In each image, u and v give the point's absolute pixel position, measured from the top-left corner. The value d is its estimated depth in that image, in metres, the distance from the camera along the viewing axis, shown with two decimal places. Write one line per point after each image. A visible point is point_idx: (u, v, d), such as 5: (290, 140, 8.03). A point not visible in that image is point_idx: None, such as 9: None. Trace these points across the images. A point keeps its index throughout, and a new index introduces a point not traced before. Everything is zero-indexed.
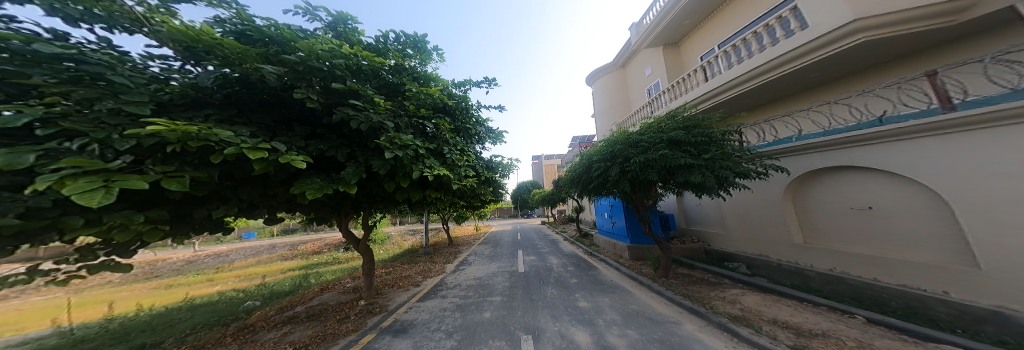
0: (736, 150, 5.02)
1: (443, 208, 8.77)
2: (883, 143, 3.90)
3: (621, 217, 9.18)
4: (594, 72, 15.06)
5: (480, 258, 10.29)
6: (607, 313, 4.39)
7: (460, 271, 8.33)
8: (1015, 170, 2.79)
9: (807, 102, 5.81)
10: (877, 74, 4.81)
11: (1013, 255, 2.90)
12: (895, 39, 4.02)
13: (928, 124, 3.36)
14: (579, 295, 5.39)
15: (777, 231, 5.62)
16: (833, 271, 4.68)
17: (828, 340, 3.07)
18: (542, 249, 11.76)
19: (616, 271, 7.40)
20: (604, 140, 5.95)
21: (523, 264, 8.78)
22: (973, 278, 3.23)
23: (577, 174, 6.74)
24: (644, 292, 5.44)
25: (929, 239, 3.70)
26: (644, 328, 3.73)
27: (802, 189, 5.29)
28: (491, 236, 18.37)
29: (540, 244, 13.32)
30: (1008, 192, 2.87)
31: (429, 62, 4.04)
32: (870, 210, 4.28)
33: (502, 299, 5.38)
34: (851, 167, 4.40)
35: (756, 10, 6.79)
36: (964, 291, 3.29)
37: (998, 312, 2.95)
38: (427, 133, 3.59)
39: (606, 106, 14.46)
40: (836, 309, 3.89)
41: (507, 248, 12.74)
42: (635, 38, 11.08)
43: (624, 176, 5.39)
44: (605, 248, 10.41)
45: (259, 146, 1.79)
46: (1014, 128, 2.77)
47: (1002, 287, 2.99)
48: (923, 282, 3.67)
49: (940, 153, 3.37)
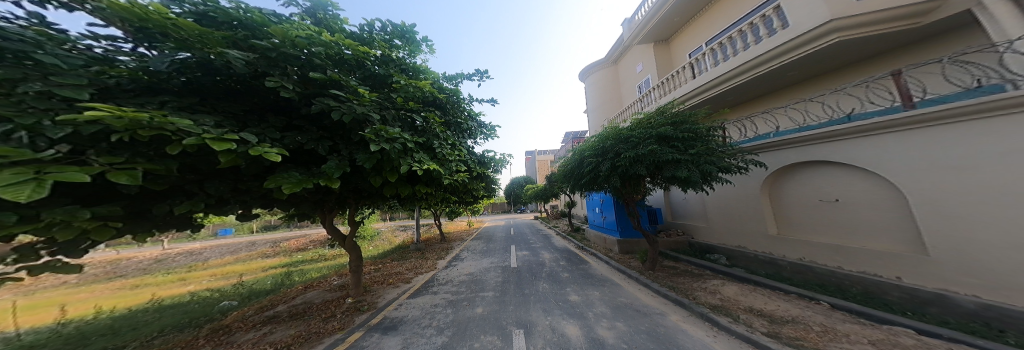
0: (720, 146, 5.19)
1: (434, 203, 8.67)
2: (849, 138, 4.16)
3: (611, 211, 9.41)
4: (587, 67, 15.10)
5: (472, 254, 10.30)
6: (596, 306, 4.51)
7: (452, 267, 8.30)
8: (964, 163, 3.07)
9: (787, 100, 6.08)
10: (849, 74, 5.08)
11: (965, 242, 3.15)
12: (867, 38, 4.22)
13: (888, 121, 3.61)
14: (569, 289, 5.48)
15: (754, 224, 5.90)
16: (803, 260, 4.98)
17: (796, 326, 3.28)
18: (534, 244, 11.90)
19: (605, 264, 7.60)
20: (596, 136, 6.05)
21: (514, 259, 8.86)
22: (923, 265, 3.52)
23: (568, 170, 6.82)
24: (632, 285, 5.60)
25: (886, 229, 3.99)
26: (631, 320, 3.86)
27: (777, 182, 5.56)
28: (484, 232, 18.40)
29: (533, 239, 13.45)
30: (957, 184, 3.15)
31: (420, 54, 3.95)
32: (837, 202, 4.57)
33: (493, 294, 5.41)
34: (821, 162, 4.66)
35: (741, 9, 7.01)
36: (915, 276, 3.58)
37: (941, 295, 3.26)
38: (416, 127, 3.53)
39: (599, 103, 14.60)
40: (804, 296, 4.16)
41: (499, 243, 12.79)
42: (627, 34, 11.19)
43: (615, 171, 5.47)
44: (595, 242, 10.67)
45: (226, 136, 1.66)
46: (962, 125, 3.06)
47: (949, 271, 3.28)
48: (880, 269, 3.96)
49: (897, 149, 3.64)
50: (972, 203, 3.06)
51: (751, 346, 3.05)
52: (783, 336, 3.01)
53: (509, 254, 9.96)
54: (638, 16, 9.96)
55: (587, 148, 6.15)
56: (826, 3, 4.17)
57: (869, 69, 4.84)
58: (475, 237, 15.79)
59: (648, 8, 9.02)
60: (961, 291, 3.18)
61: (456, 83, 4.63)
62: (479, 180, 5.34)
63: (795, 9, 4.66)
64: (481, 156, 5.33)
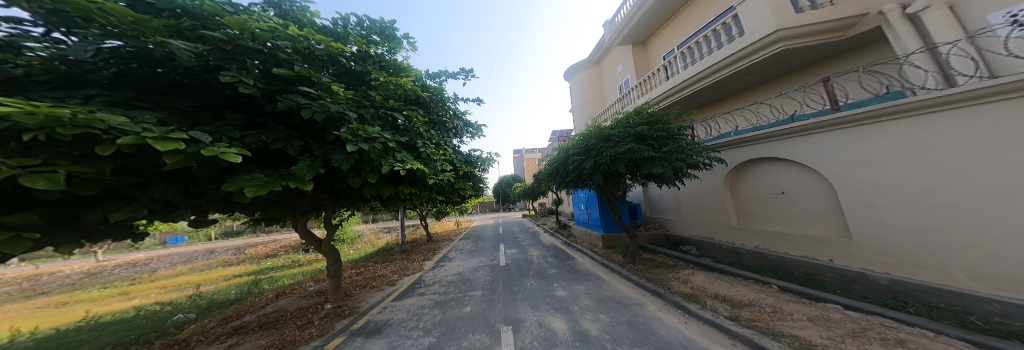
0: (689, 144, 5.54)
1: (420, 204, 8.46)
2: (794, 137, 4.57)
3: (596, 208, 9.68)
4: (571, 67, 15.42)
5: (461, 253, 10.16)
6: (581, 300, 4.65)
7: (440, 267, 8.14)
8: (887, 159, 3.43)
9: (742, 102, 6.61)
10: (792, 79, 5.61)
11: (883, 228, 3.59)
12: (810, 47, 4.71)
13: (828, 121, 3.94)
14: (557, 285, 5.60)
15: (718, 216, 6.38)
16: (758, 248, 5.48)
17: (753, 308, 3.62)
18: (523, 242, 11.95)
19: (591, 259, 7.84)
20: (579, 135, 6.20)
21: (503, 258, 8.87)
22: (849, 248, 4.00)
23: (555, 168, 6.93)
24: (615, 279, 5.83)
25: (821, 217, 4.47)
26: (614, 312, 4.03)
27: (736, 177, 6.03)
28: (472, 231, 18.23)
29: (522, 237, 13.52)
30: (881, 177, 3.53)
31: (400, 50, 3.82)
32: (784, 195, 5.03)
33: (483, 293, 5.39)
34: (772, 158, 5.09)
35: (706, 15, 7.52)
36: (844, 257, 4.06)
37: (864, 273, 3.76)
38: (399, 125, 3.42)
39: (583, 102, 14.94)
40: (759, 281, 4.56)
41: (488, 242, 12.68)
42: (609, 35, 11.53)
43: (597, 169, 5.67)
44: (582, 238, 10.94)
45: (171, 135, 1.50)
46: (889, 124, 3.38)
47: (869, 253, 3.77)
48: (817, 253, 4.43)
49: (834, 146, 4.02)
50: (889, 194, 3.47)
51: (716, 329, 3.32)
52: (742, 319, 3.30)
53: (498, 252, 9.94)
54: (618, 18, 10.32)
55: (571, 147, 6.27)
56: (772, 15, 4.58)
57: (808, 74, 5.36)
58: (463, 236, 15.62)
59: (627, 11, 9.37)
60: (878, 270, 3.67)
61: (440, 81, 4.53)
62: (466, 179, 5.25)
63: (748, 19, 5.04)
64: (466, 154, 5.27)
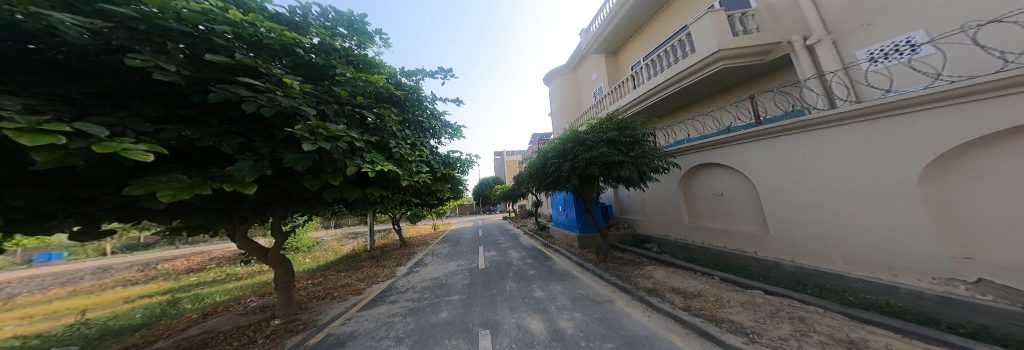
0: (652, 150, 5.99)
1: (393, 206, 8.00)
2: (734, 144, 5.22)
3: (572, 210, 9.98)
4: (551, 72, 15.86)
5: (438, 258, 9.78)
6: (558, 300, 4.74)
7: (415, 273, 7.75)
8: (808, 164, 4.05)
9: (693, 112, 7.37)
10: (733, 93, 6.44)
11: (796, 224, 4.30)
12: (739, 67, 5.55)
13: (764, 130, 4.53)
14: (535, 286, 5.65)
15: (674, 215, 7.00)
16: (703, 243, 6.13)
17: (701, 298, 4.02)
18: (503, 244, 11.89)
19: (568, 259, 8.07)
20: (558, 138, 6.36)
21: (482, 260, 8.73)
22: (769, 242, 4.73)
23: (535, 170, 7.06)
24: (589, 277, 6.06)
25: (749, 215, 5.20)
26: (587, 309, 4.18)
27: (686, 179, 6.68)
28: (449, 234, 17.69)
29: (502, 239, 13.45)
30: (802, 180, 4.18)
31: (372, 45, 3.62)
32: (722, 196, 5.73)
33: (460, 297, 5.24)
34: (714, 163, 5.76)
35: (667, 31, 8.28)
36: (767, 250, 4.77)
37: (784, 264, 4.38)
38: (368, 124, 3.21)
39: (561, 107, 15.41)
40: (704, 273, 5.11)
41: (467, 245, 12.43)
42: (585, 43, 12.12)
43: (574, 172, 5.90)
44: (560, 239, 11.22)
45: (48, 127, 1.22)
46: (812, 135, 3.97)
47: (785, 246, 4.49)
48: (747, 246, 5.15)
49: (768, 152, 4.64)
50: (805, 195, 4.15)
51: (673, 320, 3.62)
52: (693, 309, 3.64)
53: (477, 255, 9.79)
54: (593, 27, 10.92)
55: (548, 150, 6.51)
56: (716, 37, 5.26)
57: (745, 89, 6.21)
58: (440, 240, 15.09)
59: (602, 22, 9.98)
60: (795, 260, 4.34)
61: (416, 79, 4.36)
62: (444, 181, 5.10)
63: (696, 39, 5.70)
64: (445, 155, 5.12)
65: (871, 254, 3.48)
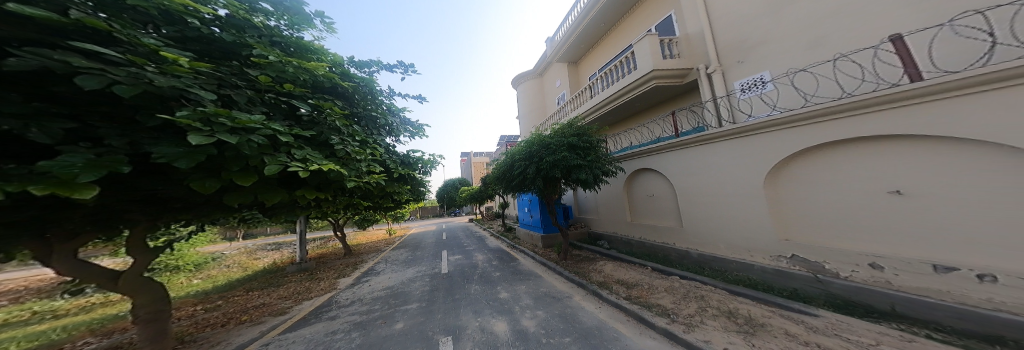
0: (605, 155, 6.48)
1: (336, 211, 7.03)
2: (663, 152, 6.02)
3: (537, 210, 10.19)
4: (517, 76, 16.10)
5: (391, 265, 8.92)
6: (522, 299, 4.68)
7: (362, 283, 6.91)
8: (715, 171, 4.92)
9: (639, 120, 8.41)
10: (667, 106, 7.49)
11: (703, 220, 5.25)
12: (665, 86, 6.64)
13: (688, 139, 5.27)
14: (500, 287, 5.49)
15: (620, 215, 7.74)
16: (641, 238, 6.92)
17: (641, 288, 4.46)
18: (467, 247, 11.46)
19: (532, 259, 8.14)
20: (525, 141, 6.39)
21: (445, 265, 8.22)
22: (684, 236, 5.68)
23: (500, 173, 7.07)
24: (552, 275, 6.18)
25: (670, 213, 6.15)
26: (549, 307, 4.21)
27: (627, 182, 7.42)
28: (406, 239, 16.38)
29: (465, 242, 12.97)
30: (710, 184, 5.05)
31: (314, 26, 3.20)
32: (653, 197, 6.61)
33: (419, 305, 4.79)
34: (647, 168, 6.57)
35: (618, 46, 9.22)
36: (685, 242, 5.66)
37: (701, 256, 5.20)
38: (301, 118, 2.75)
39: (527, 110, 15.74)
40: (641, 265, 5.83)
41: (428, 249, 11.71)
42: (550, 51, 12.71)
43: (539, 174, 6.06)
44: (524, 239, 11.31)
45: None
46: (721, 145, 4.78)
47: (694, 240, 5.46)
48: (668, 240, 6.07)
49: (689, 160, 5.43)
50: (708, 196, 5.11)
51: (620, 310, 3.91)
52: (637, 300, 4.00)
53: (439, 259, 9.28)
54: (559, 36, 11.57)
55: (513, 152, 6.61)
56: (652, 59, 6.26)
57: (675, 104, 7.28)
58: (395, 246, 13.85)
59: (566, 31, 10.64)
60: (703, 251, 5.26)
61: (370, 70, 3.91)
62: (400, 182, 4.69)
63: (637, 58, 6.66)
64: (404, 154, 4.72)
65: (743, 241, 4.57)
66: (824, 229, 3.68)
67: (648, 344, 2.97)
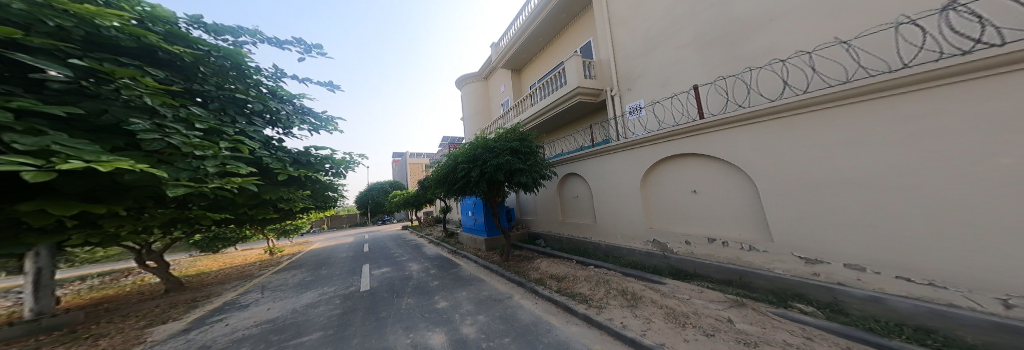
0: (544, 160, 6.91)
1: (209, 221, 5.28)
2: (585, 159, 6.80)
3: (481, 213, 9.99)
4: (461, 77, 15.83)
5: (296, 283, 7.21)
6: (463, 306, 4.44)
7: (244, 308, 5.29)
8: (620, 176, 5.87)
9: (570, 129, 9.42)
10: (590, 118, 8.61)
11: (611, 217, 6.18)
12: (587, 102, 7.64)
13: (604, 148, 6.08)
14: (438, 296, 5.06)
15: (554, 215, 8.39)
16: (570, 235, 7.62)
17: (574, 280, 4.86)
18: (401, 256, 10.34)
19: (474, 263, 7.91)
20: (468, 143, 6.25)
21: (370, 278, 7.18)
22: (599, 232, 6.53)
23: (440, 175, 6.75)
24: (494, 278, 6.12)
25: (588, 212, 7.03)
26: (490, 310, 4.13)
27: (560, 184, 8.08)
28: (320, 253, 13.60)
29: (399, 251, 11.69)
30: (617, 187, 5.96)
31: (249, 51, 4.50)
32: (577, 198, 7.42)
33: (330, 329, 3.97)
34: (573, 172, 7.38)
35: (554, 60, 10.15)
36: (600, 236, 6.51)
37: (612, 248, 6.04)
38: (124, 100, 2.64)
39: (471, 113, 15.55)
40: (570, 259, 6.45)
41: (346, 264, 9.79)
42: (494, 56, 12.99)
43: (483, 178, 6.02)
44: (466, 244, 10.94)
45: None
46: (625, 154, 5.71)
47: (606, 234, 6.35)
48: (589, 235, 6.87)
49: (604, 166, 6.26)
50: (615, 197, 6.06)
51: (555, 304, 4.16)
52: (571, 292, 4.34)
53: (362, 274, 7.88)
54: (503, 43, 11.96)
55: (455, 154, 6.38)
56: (578, 77, 7.17)
57: (595, 115, 8.47)
58: (305, 261, 11.33)
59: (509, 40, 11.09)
60: (612, 242, 6.17)
61: (230, 53, 3.82)
62: (268, 177, 4.49)
63: (567, 74, 7.49)
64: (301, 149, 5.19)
65: (639, 233, 5.55)
66: (681, 222, 4.90)
67: (573, 330, 3.29)
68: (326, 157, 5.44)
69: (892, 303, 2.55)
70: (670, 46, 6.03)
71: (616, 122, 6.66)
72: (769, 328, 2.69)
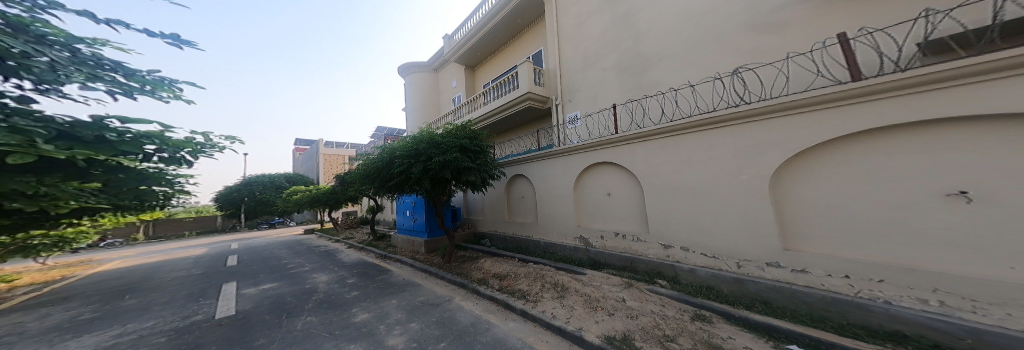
0: (495, 160, 6.93)
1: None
2: (531, 161, 7.15)
3: (421, 213, 9.30)
4: (408, 65, 14.56)
5: (138, 305, 5.20)
6: (391, 315, 4.04)
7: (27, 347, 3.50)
8: (560, 179, 6.38)
9: (519, 132, 9.74)
10: (538, 123, 9.08)
11: (549, 216, 6.69)
12: (535, 108, 8.08)
13: (547, 153, 6.53)
14: (361, 307, 4.44)
15: (500, 214, 8.57)
16: (514, 234, 7.87)
17: (515, 278, 5.06)
18: (318, 262, 8.79)
19: (410, 267, 7.32)
20: (411, 136, 5.83)
21: (268, 289, 5.80)
22: (539, 230, 6.98)
23: (377, 169, 6.09)
24: (432, 281, 5.82)
25: (531, 212, 7.46)
26: (424, 316, 3.90)
27: (507, 184, 8.30)
28: (192, 262, 10.29)
29: (316, 256, 9.90)
30: (557, 189, 6.45)
31: None
32: (523, 198, 7.75)
33: None
34: (519, 174, 7.71)
35: (508, 64, 10.36)
36: (540, 234, 6.95)
37: (549, 245, 6.53)
38: None
39: (417, 104, 14.42)
40: (512, 257, 6.69)
41: (206, 280, 7.00)
42: (447, 48, 12.42)
43: (426, 174, 5.64)
44: (402, 246, 10.06)
45: None
46: (563, 159, 6.27)
47: (544, 232, 6.84)
48: (531, 233, 7.27)
49: (547, 170, 6.73)
50: (554, 198, 6.56)
51: (496, 302, 4.25)
52: (511, 289, 4.53)
53: (256, 284, 6.29)
54: (457, 36, 11.56)
55: (395, 148, 5.85)
56: (528, 83, 7.55)
57: (542, 121, 8.98)
58: (164, 274, 8.40)
59: (464, 35, 10.80)
60: (549, 239, 6.68)
61: None
62: None
63: (518, 79, 7.78)
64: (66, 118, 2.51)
65: (570, 231, 6.14)
66: (602, 221, 5.59)
67: (510, 326, 3.42)
68: (147, 134, 2.91)
69: (700, 273, 3.95)
70: (601, 68, 6.90)
71: (559, 129, 7.25)
72: (647, 302, 3.51)
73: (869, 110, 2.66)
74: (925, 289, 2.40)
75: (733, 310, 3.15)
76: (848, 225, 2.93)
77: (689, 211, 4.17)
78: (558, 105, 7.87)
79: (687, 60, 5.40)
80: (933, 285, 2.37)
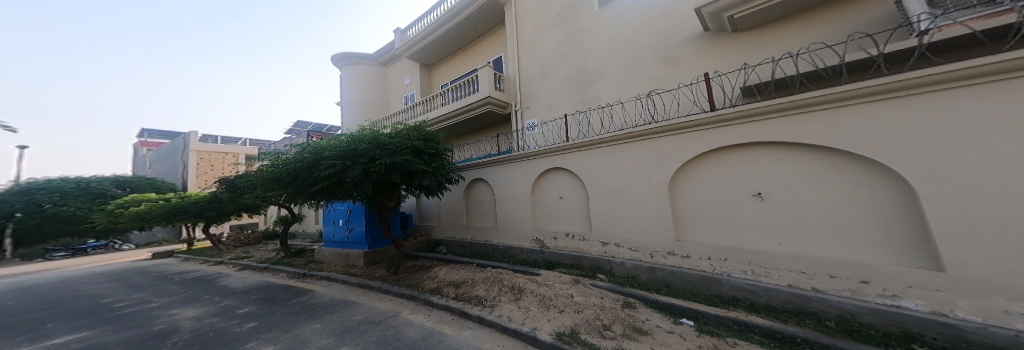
0: (451, 163, 6.66)
1: None
2: (491, 165, 7.11)
3: (359, 223, 8.26)
4: (352, 55, 13.02)
5: None
6: (318, 340, 3.47)
7: None
8: (519, 183, 6.49)
9: (479, 135, 9.61)
10: (498, 127, 9.10)
11: (508, 220, 6.73)
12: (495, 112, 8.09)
13: (505, 157, 6.59)
14: (270, 338, 3.66)
15: (458, 220, 8.25)
16: (473, 240, 7.66)
17: (471, 284, 4.92)
18: (220, 286, 7.05)
19: (342, 285, 6.39)
20: (348, 136, 5.16)
21: (131, 327, 4.36)
22: (499, 234, 6.95)
23: (308, 172, 5.19)
24: (374, 297, 5.22)
25: (490, 216, 7.38)
26: (361, 337, 3.47)
27: (467, 189, 8.08)
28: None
29: (220, 279, 7.94)
30: (516, 193, 6.54)
31: None
32: (482, 202, 7.63)
33: None
34: (478, 178, 7.58)
35: (467, 66, 10.16)
36: (499, 238, 6.92)
37: (506, 249, 6.55)
38: None
39: (361, 99, 12.91)
40: (469, 263, 6.48)
41: (17, 323, 4.91)
42: (400, 43, 11.53)
43: (368, 178, 5.03)
44: (330, 262, 8.73)
45: None
46: (521, 163, 6.42)
47: (503, 236, 6.85)
48: (490, 237, 7.20)
49: (506, 174, 6.78)
50: (512, 202, 6.64)
51: (449, 311, 4.06)
52: (466, 296, 4.39)
53: (113, 322, 4.69)
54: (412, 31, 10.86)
55: (325, 148, 5.09)
56: (489, 87, 7.52)
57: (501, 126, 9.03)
58: None
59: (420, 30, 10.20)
60: (506, 243, 6.70)
61: None
62: None
63: (479, 82, 7.68)
64: None
65: (528, 233, 6.26)
66: (555, 223, 5.87)
67: (465, 334, 3.29)
68: None
69: (626, 266, 4.48)
70: (555, 78, 7.32)
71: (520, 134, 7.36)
72: (587, 295, 3.81)
73: (810, 120, 2.98)
74: (744, 263, 3.50)
75: (647, 294, 3.68)
76: (707, 218, 3.90)
77: (622, 211, 4.70)
78: (517, 111, 8.05)
79: (622, 79, 6.13)
80: (748, 259, 3.47)
